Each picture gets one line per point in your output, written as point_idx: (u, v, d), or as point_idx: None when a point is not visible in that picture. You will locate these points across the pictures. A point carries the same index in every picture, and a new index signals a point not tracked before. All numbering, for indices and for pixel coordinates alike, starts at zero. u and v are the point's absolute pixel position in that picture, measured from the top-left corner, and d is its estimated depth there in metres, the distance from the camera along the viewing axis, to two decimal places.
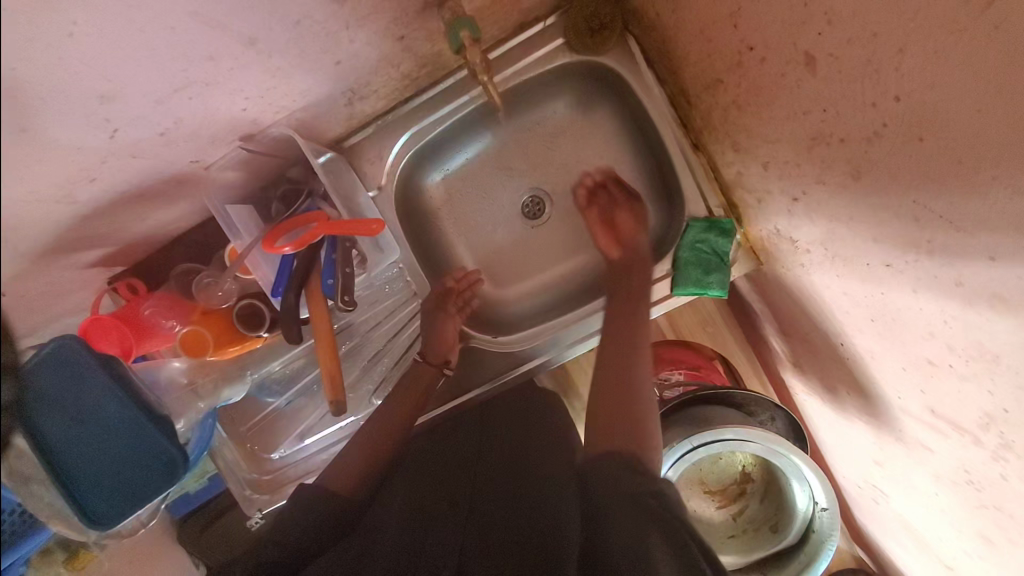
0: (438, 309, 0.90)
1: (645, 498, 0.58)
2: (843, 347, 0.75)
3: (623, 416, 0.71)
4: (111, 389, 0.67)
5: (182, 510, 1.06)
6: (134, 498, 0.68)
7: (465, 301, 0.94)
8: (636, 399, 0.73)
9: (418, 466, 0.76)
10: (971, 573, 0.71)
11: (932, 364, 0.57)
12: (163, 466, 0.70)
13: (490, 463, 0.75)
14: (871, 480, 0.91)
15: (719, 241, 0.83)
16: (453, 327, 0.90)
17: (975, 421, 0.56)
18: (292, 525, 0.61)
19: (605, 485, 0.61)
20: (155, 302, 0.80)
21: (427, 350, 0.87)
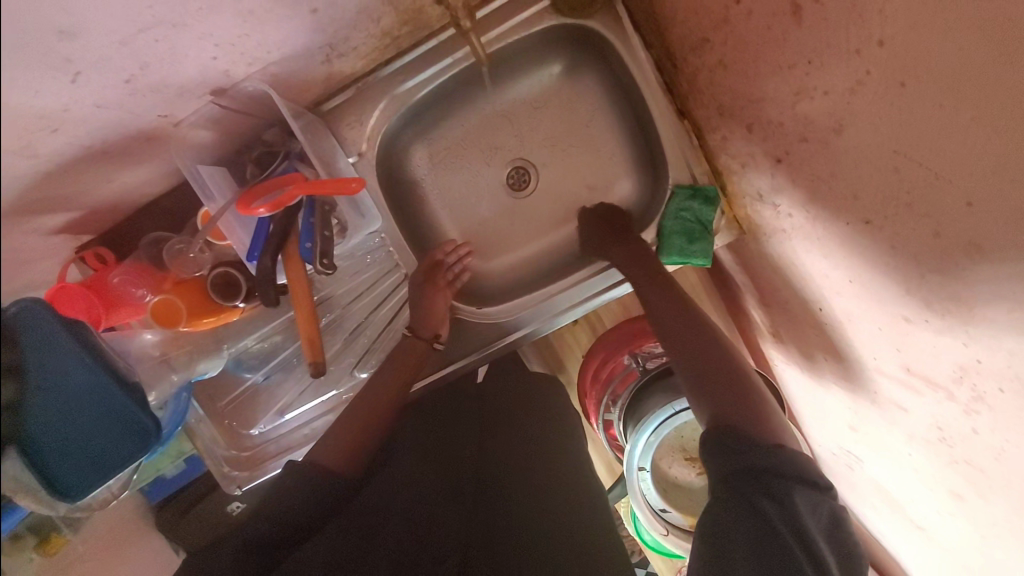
0: (427, 283, 0.87)
1: (753, 486, 0.56)
2: (821, 312, 0.77)
3: (738, 391, 0.66)
4: (79, 356, 0.63)
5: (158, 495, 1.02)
6: (101, 468, 0.67)
7: (453, 276, 0.90)
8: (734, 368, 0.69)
9: (410, 443, 0.77)
10: (941, 530, 0.74)
11: (907, 321, 0.59)
12: (135, 435, 0.68)
13: (490, 462, 0.77)
14: (845, 446, 0.93)
15: (702, 209, 0.83)
16: (443, 302, 0.87)
17: (949, 376, 0.57)
18: (283, 502, 0.63)
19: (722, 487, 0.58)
20: (123, 270, 0.77)
21: (417, 327, 0.85)
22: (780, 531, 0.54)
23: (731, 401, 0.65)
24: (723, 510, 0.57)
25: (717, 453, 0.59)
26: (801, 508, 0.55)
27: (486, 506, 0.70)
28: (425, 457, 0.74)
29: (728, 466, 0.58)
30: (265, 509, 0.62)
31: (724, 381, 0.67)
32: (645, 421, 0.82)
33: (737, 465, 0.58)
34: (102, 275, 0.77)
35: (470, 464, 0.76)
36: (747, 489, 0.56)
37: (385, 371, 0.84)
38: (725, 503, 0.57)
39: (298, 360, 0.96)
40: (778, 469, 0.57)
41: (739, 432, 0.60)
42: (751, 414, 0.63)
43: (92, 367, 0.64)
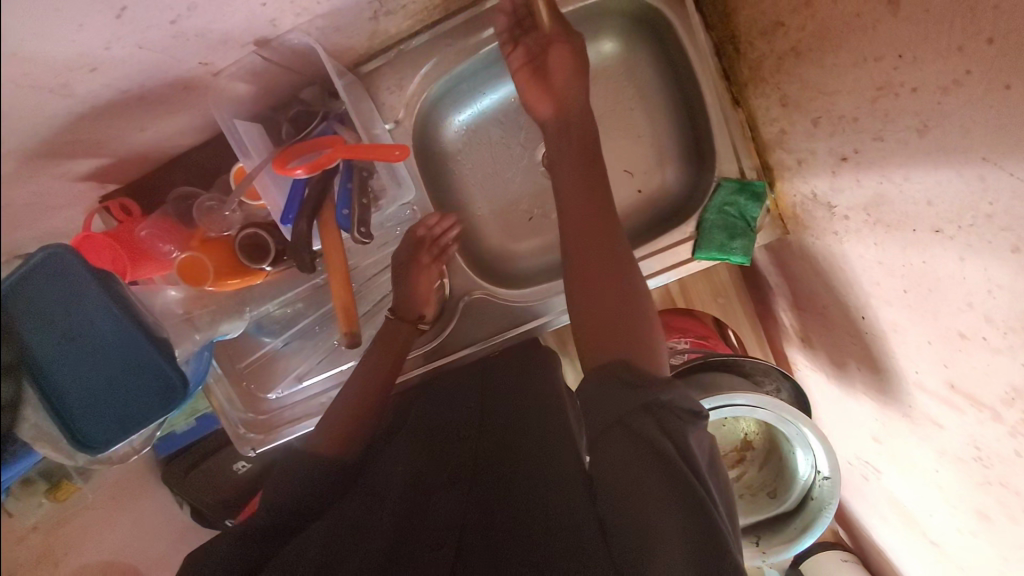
0: (411, 261, 0.84)
1: (641, 415, 0.57)
2: (863, 321, 0.74)
3: (623, 323, 0.69)
4: (103, 304, 0.62)
5: (166, 450, 1.03)
6: (127, 424, 0.65)
7: (440, 248, 0.86)
8: (625, 296, 0.71)
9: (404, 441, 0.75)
10: (957, 546, 0.76)
11: (963, 337, 0.57)
12: (162, 388, 0.67)
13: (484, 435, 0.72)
14: (863, 457, 0.94)
15: (747, 204, 0.81)
16: (426, 280, 0.85)
17: (999, 397, 0.56)
18: (282, 488, 0.64)
19: (605, 400, 0.61)
20: (151, 224, 0.77)
21: (399, 309, 0.84)
22: (666, 449, 0.55)
23: (615, 345, 0.67)
24: (609, 435, 0.58)
25: (609, 386, 0.62)
26: (690, 441, 0.56)
27: (483, 482, 0.64)
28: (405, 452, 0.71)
29: (622, 407, 0.59)
30: (264, 498, 0.63)
31: (607, 322, 0.69)
32: None
33: (631, 402, 0.59)
34: (130, 227, 0.76)
35: (466, 443, 0.72)
36: (637, 422, 0.57)
37: (392, 350, 0.85)
38: (613, 435, 0.58)
39: (318, 329, 0.96)
40: (665, 403, 0.58)
41: (627, 371, 0.63)
42: (632, 353, 0.66)
43: (117, 318, 0.62)
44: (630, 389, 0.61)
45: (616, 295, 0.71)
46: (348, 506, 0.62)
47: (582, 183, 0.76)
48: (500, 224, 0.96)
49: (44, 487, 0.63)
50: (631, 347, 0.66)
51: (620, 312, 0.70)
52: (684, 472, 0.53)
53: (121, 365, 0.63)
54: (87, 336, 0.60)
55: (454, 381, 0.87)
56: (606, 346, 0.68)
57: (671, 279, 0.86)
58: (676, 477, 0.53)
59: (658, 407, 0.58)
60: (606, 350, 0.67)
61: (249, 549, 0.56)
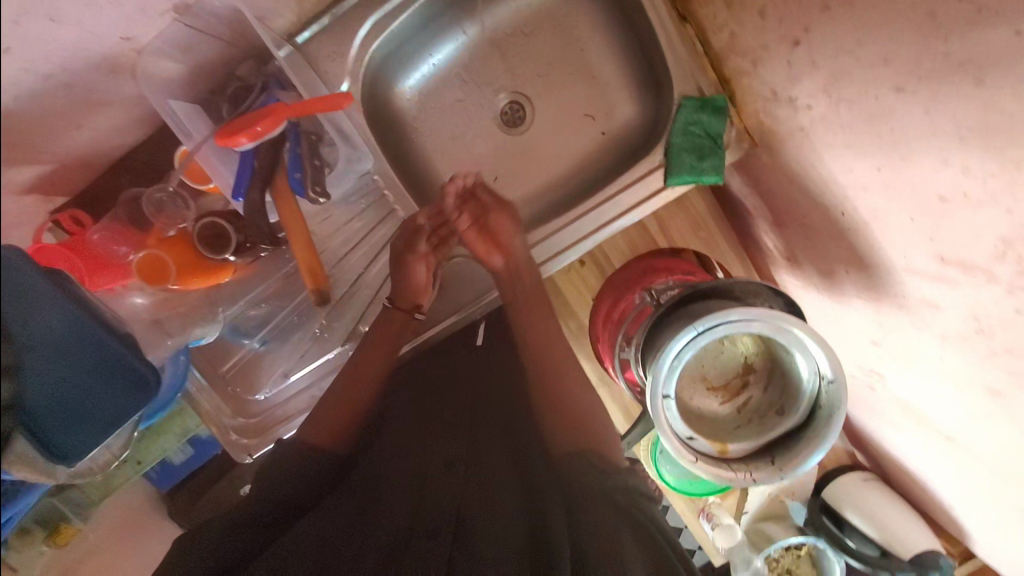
0: (407, 250, 0.84)
1: (620, 499, 0.63)
2: (843, 217, 0.73)
3: (578, 420, 0.76)
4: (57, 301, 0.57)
5: (165, 483, 0.98)
6: (105, 425, 0.62)
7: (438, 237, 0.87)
8: (580, 402, 0.79)
9: (397, 426, 0.74)
10: (973, 433, 0.75)
11: (943, 200, 0.55)
12: (134, 382, 0.64)
13: (477, 437, 0.73)
14: (868, 366, 0.92)
15: (711, 120, 0.80)
16: (424, 269, 0.84)
17: (990, 255, 0.54)
18: (274, 484, 0.63)
19: (583, 478, 0.65)
20: (101, 228, 0.73)
21: (396, 298, 0.83)
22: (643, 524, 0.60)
23: (576, 435, 0.73)
24: (594, 499, 0.60)
25: (584, 468, 0.67)
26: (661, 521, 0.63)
27: (480, 478, 0.64)
28: (402, 436, 0.72)
29: (601, 487, 0.64)
30: (260, 487, 0.63)
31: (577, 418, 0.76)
32: (666, 349, 0.75)
33: (606, 482, 0.65)
34: (80, 236, 0.72)
35: (461, 434, 0.72)
36: (614, 500, 0.62)
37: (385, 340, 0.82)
38: (597, 502, 0.60)
39: (298, 320, 0.94)
40: (633, 490, 0.66)
41: (589, 459, 0.68)
42: (593, 440, 0.73)
43: (75, 316, 0.59)
44: (604, 474, 0.66)
45: (577, 398, 0.80)
46: (342, 497, 0.62)
47: (522, 296, 0.85)
48: (468, 187, 0.95)
49: (43, 533, 0.65)
50: (589, 435, 0.73)
51: (578, 415, 0.77)
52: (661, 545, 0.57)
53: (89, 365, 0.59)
54: (51, 338, 0.56)
55: (446, 367, 0.86)
56: (571, 436, 0.73)
57: (649, 210, 0.84)
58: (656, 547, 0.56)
59: (628, 496, 0.64)
60: (568, 437, 0.73)
61: (237, 542, 0.56)
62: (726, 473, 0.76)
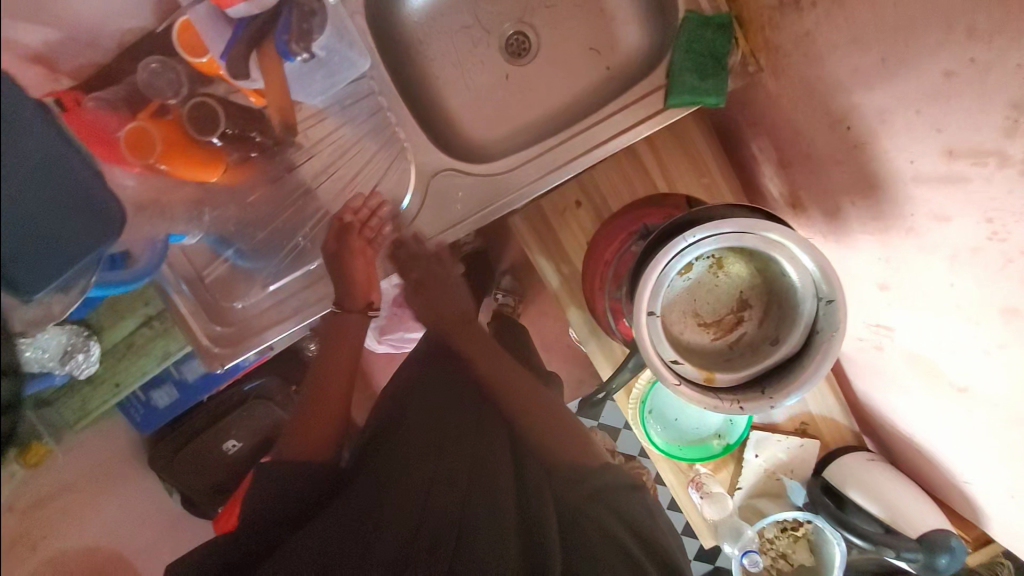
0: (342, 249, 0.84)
1: (615, 520, 0.71)
2: (849, 134, 0.70)
3: (568, 431, 0.79)
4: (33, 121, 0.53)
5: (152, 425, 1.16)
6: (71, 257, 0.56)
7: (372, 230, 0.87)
8: (557, 409, 0.83)
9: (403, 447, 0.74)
10: (988, 374, 0.69)
11: (950, 76, 0.53)
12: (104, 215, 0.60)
13: (469, 454, 0.75)
14: (875, 322, 0.86)
15: (714, 39, 0.78)
16: (362, 263, 0.85)
17: (1001, 130, 0.51)
18: (268, 495, 0.65)
19: (576, 499, 0.71)
20: (94, 103, 0.72)
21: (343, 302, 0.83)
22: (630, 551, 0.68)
23: (567, 445, 0.76)
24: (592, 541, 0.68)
25: (577, 481, 0.73)
26: (641, 525, 0.72)
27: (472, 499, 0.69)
28: (405, 456, 0.73)
29: (595, 509, 0.71)
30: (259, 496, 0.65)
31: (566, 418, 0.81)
32: (654, 262, 0.72)
33: (605, 508, 0.72)
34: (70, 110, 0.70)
35: (451, 451, 0.75)
36: (606, 520, 0.70)
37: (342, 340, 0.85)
38: (592, 531, 0.69)
39: (283, 229, 0.89)
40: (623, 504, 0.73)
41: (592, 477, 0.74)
42: (581, 448, 0.78)
43: (50, 137, 0.55)
44: (598, 490, 0.73)
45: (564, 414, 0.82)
46: (337, 509, 0.65)
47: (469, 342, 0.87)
48: (467, 112, 0.95)
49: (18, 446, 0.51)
50: (580, 448, 0.78)
51: (568, 426, 0.80)
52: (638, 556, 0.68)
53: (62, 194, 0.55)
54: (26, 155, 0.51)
55: (445, 390, 0.83)
56: (566, 457, 0.75)
57: (648, 133, 0.82)
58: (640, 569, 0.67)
59: (616, 506, 0.72)
60: (563, 454, 0.75)
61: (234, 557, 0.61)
62: (712, 399, 0.71)
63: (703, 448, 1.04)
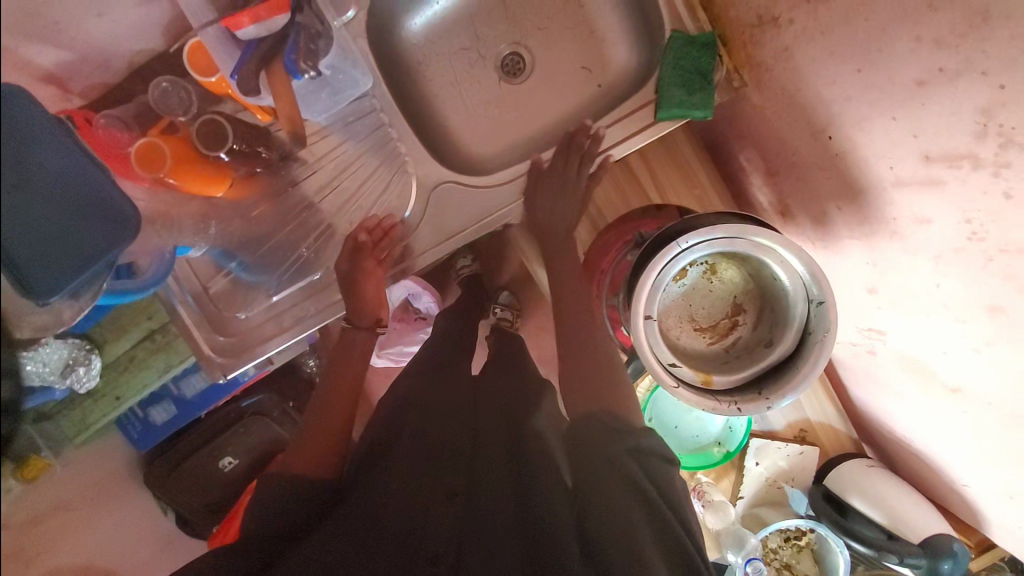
0: (354, 269, 0.87)
1: (633, 466, 0.67)
2: (831, 143, 0.73)
3: (587, 390, 0.80)
4: (62, 145, 0.63)
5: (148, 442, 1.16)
6: (82, 263, 0.61)
7: (383, 251, 0.89)
8: (592, 368, 0.83)
9: (400, 443, 0.67)
10: (981, 373, 0.70)
11: (922, 84, 0.55)
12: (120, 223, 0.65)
13: (473, 441, 0.70)
14: (866, 325, 0.88)
15: (699, 56, 0.82)
16: (374, 284, 0.87)
17: (973, 134, 0.53)
18: (272, 513, 0.63)
19: (590, 457, 0.68)
20: (110, 118, 0.77)
21: (352, 318, 0.88)
22: (658, 505, 0.63)
23: (588, 402, 0.78)
24: (610, 502, 0.62)
25: (593, 434, 0.71)
26: (669, 479, 0.68)
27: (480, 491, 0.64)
28: (407, 446, 0.67)
29: (613, 466, 0.66)
30: (266, 508, 0.64)
31: (580, 402, 0.78)
32: (649, 268, 0.74)
33: (623, 450, 0.68)
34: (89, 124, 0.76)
35: (452, 437, 0.70)
36: (625, 464, 0.67)
37: (348, 359, 0.89)
38: (613, 488, 0.64)
39: (285, 241, 0.92)
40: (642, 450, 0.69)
41: (602, 432, 0.71)
42: (601, 402, 0.78)
43: (72, 153, 0.63)
44: (613, 436, 0.70)
45: (588, 369, 0.83)
46: (341, 511, 0.61)
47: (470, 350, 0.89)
48: (464, 128, 0.98)
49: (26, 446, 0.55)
50: (598, 401, 0.78)
51: (590, 386, 0.81)
52: (667, 517, 0.63)
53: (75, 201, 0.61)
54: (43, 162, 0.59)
55: (448, 385, 0.80)
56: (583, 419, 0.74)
57: (637, 146, 0.86)
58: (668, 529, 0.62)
59: (635, 450, 0.69)
60: (581, 411, 0.77)
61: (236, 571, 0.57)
62: (710, 401, 0.72)
63: (704, 456, 1.04)
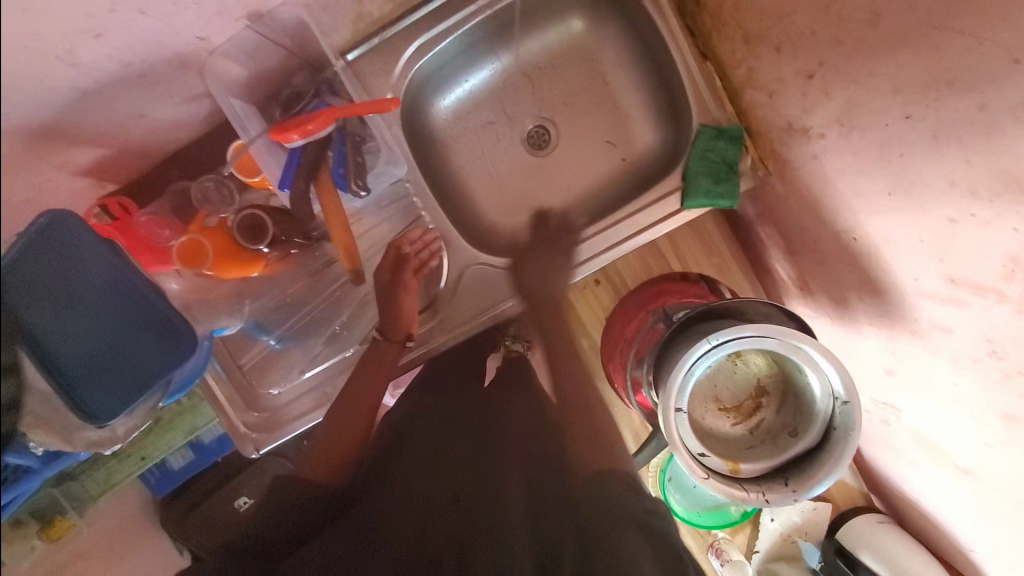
0: (394, 281, 0.87)
1: (645, 512, 0.62)
2: (857, 242, 0.76)
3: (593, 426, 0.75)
4: (108, 264, 0.63)
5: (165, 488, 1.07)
6: (138, 385, 0.62)
7: (421, 264, 0.89)
8: (599, 423, 0.76)
9: (413, 469, 0.70)
10: (992, 466, 0.74)
11: (952, 221, 0.58)
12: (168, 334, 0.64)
13: (477, 461, 0.69)
14: (882, 399, 0.92)
15: (728, 148, 0.85)
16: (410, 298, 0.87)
17: (998, 274, 0.56)
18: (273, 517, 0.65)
19: (601, 492, 0.64)
20: (150, 213, 0.78)
21: (386, 330, 0.87)
22: (666, 544, 0.59)
23: (593, 452, 0.71)
24: (614, 530, 0.59)
25: (608, 479, 0.66)
26: (681, 527, 0.64)
27: (478, 512, 0.61)
28: (412, 472, 0.69)
29: (623, 500, 0.63)
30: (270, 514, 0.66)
31: (589, 438, 0.73)
32: (679, 362, 0.76)
33: (634, 496, 0.64)
34: (128, 219, 0.76)
35: (456, 457, 0.70)
36: (636, 507, 0.62)
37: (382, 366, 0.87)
38: (618, 520, 0.60)
39: (323, 315, 0.94)
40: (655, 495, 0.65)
41: (617, 470, 0.67)
42: (610, 453, 0.71)
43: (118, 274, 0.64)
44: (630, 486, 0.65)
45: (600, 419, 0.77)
46: (342, 528, 0.63)
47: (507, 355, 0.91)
48: (492, 201, 0.99)
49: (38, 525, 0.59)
50: (605, 452, 0.71)
51: (600, 433, 0.74)
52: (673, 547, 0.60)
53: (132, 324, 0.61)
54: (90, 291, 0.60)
55: (455, 399, 0.83)
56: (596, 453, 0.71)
57: (664, 231, 0.88)
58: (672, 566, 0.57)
59: (649, 503, 0.64)
60: (590, 453, 0.70)
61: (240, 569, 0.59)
62: (738, 491, 0.75)
63: (721, 515, 1.08)
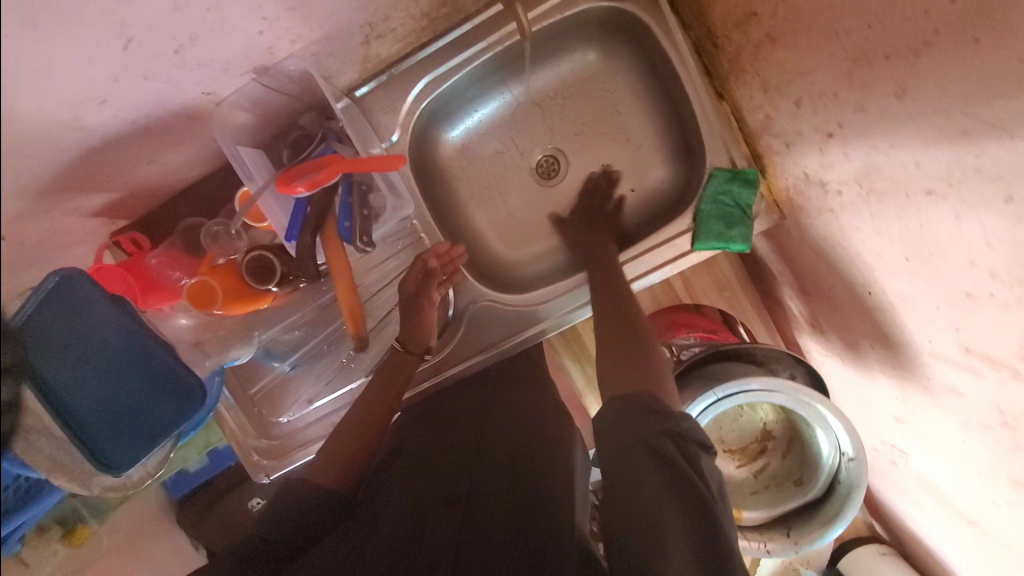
0: (420, 293, 0.83)
1: (662, 444, 0.58)
2: (871, 296, 0.74)
3: (629, 359, 0.72)
4: (118, 320, 0.63)
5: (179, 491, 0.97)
6: (151, 435, 0.64)
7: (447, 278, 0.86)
8: (643, 361, 0.72)
9: (417, 467, 0.69)
10: (998, 525, 0.73)
11: (970, 296, 0.57)
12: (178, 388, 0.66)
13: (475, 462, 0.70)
14: (889, 441, 0.92)
15: (741, 191, 0.82)
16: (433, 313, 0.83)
17: (1015, 353, 0.55)
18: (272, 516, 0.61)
19: (613, 437, 0.61)
20: (161, 253, 0.78)
21: (409, 342, 0.82)
22: (686, 475, 0.55)
23: (630, 385, 0.68)
24: (626, 473, 0.57)
25: (627, 412, 0.62)
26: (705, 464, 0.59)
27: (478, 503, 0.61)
28: (412, 472, 0.68)
29: (638, 436, 0.59)
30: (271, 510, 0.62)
31: (623, 375, 0.70)
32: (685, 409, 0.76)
33: (653, 426, 0.59)
34: (139, 259, 0.78)
35: (450, 461, 0.70)
36: (655, 441, 0.58)
37: (397, 379, 0.81)
38: (630, 458, 0.58)
39: (329, 345, 0.95)
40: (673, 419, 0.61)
41: (641, 401, 0.63)
42: (650, 384, 0.67)
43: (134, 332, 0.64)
44: (646, 415, 0.61)
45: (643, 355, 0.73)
46: (349, 529, 0.61)
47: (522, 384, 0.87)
48: (501, 233, 0.98)
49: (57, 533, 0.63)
50: (643, 381, 0.68)
51: (639, 368, 0.70)
52: (694, 483, 0.55)
53: (139, 379, 0.63)
54: (102, 351, 0.61)
55: (450, 406, 0.85)
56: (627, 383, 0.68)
57: (671, 272, 0.87)
58: (694, 498, 0.54)
59: (670, 426, 0.60)
60: (621, 386, 0.68)
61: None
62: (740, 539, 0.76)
63: None
